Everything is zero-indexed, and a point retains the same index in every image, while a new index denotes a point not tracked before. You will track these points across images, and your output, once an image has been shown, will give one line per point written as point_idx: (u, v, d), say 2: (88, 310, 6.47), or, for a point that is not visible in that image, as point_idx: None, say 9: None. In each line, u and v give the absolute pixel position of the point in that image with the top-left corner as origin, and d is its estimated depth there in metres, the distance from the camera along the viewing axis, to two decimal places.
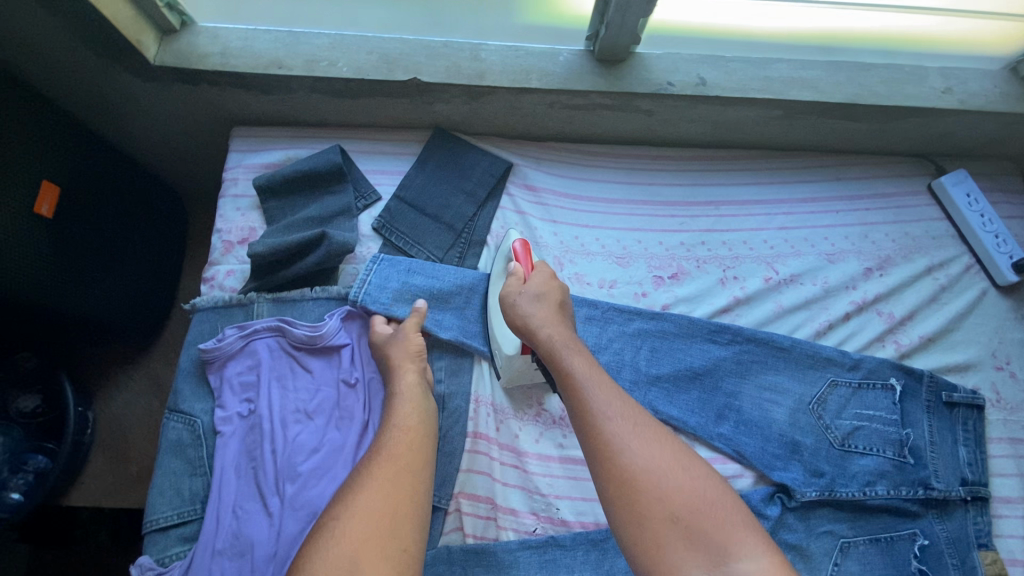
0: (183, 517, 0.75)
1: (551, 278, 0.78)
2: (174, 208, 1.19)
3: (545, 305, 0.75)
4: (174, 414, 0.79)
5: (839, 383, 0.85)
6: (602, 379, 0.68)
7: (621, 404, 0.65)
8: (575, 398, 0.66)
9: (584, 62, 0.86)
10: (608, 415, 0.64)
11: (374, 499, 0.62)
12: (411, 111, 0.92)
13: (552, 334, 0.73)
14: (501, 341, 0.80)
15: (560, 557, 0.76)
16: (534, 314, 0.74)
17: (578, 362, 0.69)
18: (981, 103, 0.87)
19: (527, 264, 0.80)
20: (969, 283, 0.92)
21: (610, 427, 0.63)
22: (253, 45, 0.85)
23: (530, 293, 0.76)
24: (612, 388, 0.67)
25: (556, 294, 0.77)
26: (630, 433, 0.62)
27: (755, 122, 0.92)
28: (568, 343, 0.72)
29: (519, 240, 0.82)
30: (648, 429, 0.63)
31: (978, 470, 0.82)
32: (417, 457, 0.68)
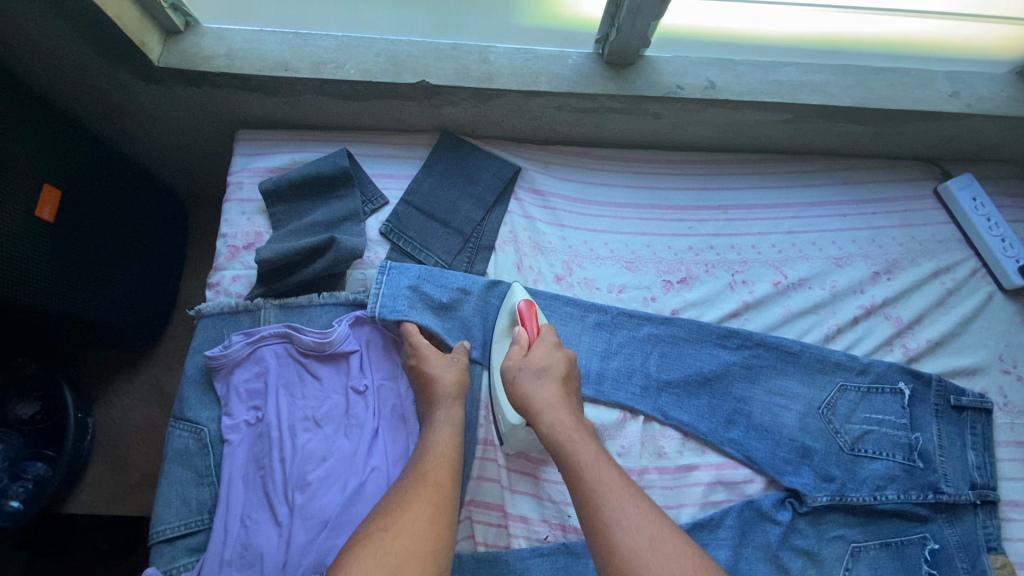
0: (191, 527, 0.74)
1: (557, 349, 0.77)
2: (176, 212, 1.17)
3: (551, 386, 0.73)
4: (180, 422, 0.78)
5: (849, 387, 0.85)
6: (612, 477, 0.65)
7: (634, 506, 0.62)
8: (585, 497, 0.64)
9: (594, 65, 0.85)
10: (622, 523, 0.61)
11: (421, 518, 0.62)
12: (418, 114, 0.91)
13: (558, 423, 0.70)
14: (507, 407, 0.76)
15: (571, 564, 0.76)
16: (539, 398, 0.72)
17: (588, 454, 0.67)
18: (988, 107, 0.87)
19: (532, 330, 0.77)
20: (975, 287, 0.92)
21: (625, 538, 0.60)
22: (259, 46, 0.84)
23: (532, 370, 0.74)
24: (625, 488, 0.64)
25: (562, 370, 0.75)
26: (645, 542, 0.59)
27: (764, 125, 0.92)
28: (574, 435, 0.69)
29: (524, 299, 0.79)
30: (665, 534, 0.60)
31: (987, 473, 0.82)
32: (453, 479, 0.68)
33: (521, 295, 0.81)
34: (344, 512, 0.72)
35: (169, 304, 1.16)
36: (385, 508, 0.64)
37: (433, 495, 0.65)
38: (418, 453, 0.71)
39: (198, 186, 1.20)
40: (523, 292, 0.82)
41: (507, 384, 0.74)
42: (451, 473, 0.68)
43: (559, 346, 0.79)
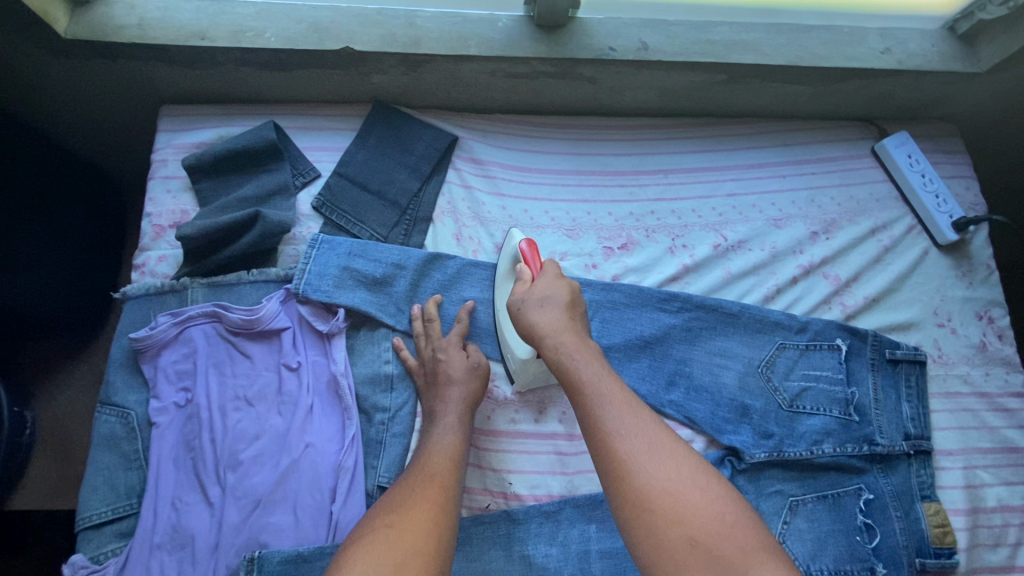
0: (118, 512, 0.72)
1: (559, 279, 0.74)
2: (107, 198, 1.10)
3: (554, 312, 0.70)
4: (106, 407, 0.76)
5: (787, 345, 0.85)
6: (613, 391, 0.63)
7: (633, 418, 0.60)
8: (585, 411, 0.62)
9: (524, 28, 0.83)
10: (619, 430, 0.59)
11: (427, 514, 0.60)
12: (348, 84, 0.88)
13: (562, 344, 0.67)
14: (515, 343, 0.78)
15: (513, 532, 0.76)
16: (541, 322, 0.70)
17: (590, 370, 0.65)
18: (920, 63, 0.87)
19: (534, 266, 0.76)
20: (912, 243, 0.93)
21: (622, 443, 0.58)
22: (173, 15, 0.80)
23: (535, 300, 0.72)
24: (626, 401, 0.62)
25: (565, 297, 0.72)
26: (645, 451, 0.58)
27: (700, 88, 0.91)
28: (577, 352, 0.67)
29: (525, 240, 0.79)
30: (664, 444, 0.59)
31: (920, 424, 0.84)
32: (455, 483, 0.66)
33: (520, 238, 0.81)
34: (276, 490, 0.72)
35: (106, 289, 1.10)
36: (390, 504, 0.62)
37: (437, 495, 0.63)
38: (419, 454, 0.70)
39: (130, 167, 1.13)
40: (523, 234, 0.82)
41: (514, 313, 0.73)
42: (452, 467, 0.67)
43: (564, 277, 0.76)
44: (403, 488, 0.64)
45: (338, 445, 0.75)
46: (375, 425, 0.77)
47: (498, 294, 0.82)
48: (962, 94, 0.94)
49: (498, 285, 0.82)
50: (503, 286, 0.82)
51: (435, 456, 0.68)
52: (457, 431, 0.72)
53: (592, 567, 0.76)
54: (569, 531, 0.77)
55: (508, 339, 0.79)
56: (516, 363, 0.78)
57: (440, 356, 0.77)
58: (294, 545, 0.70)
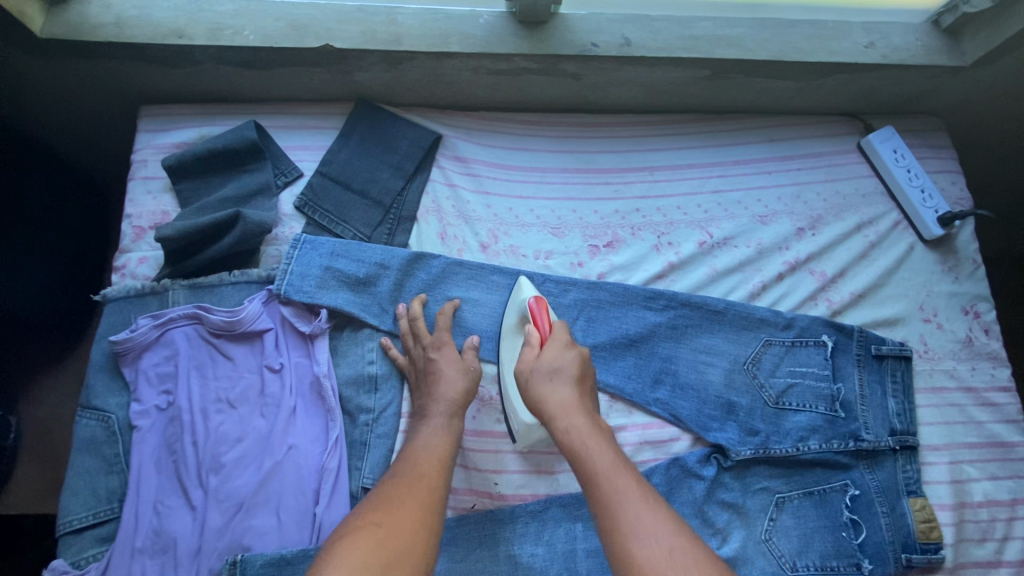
0: (100, 517, 0.71)
1: (569, 349, 0.73)
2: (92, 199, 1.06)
3: (564, 389, 0.70)
4: (87, 411, 0.75)
5: (773, 342, 0.85)
6: (627, 481, 0.62)
7: (650, 514, 0.59)
8: (599, 505, 0.61)
9: (506, 24, 0.82)
10: (635, 531, 0.58)
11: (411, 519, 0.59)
12: (330, 82, 0.87)
13: (573, 429, 0.67)
14: (518, 407, 0.75)
15: (498, 532, 0.76)
16: (552, 401, 0.69)
17: (604, 459, 0.64)
18: (904, 57, 0.87)
19: (544, 330, 0.75)
20: (898, 238, 0.93)
21: (639, 545, 0.57)
22: (150, 13, 0.79)
23: (545, 372, 0.71)
24: (641, 496, 0.61)
25: (575, 370, 0.72)
26: (664, 553, 0.56)
27: (685, 83, 0.90)
28: (590, 440, 0.66)
29: (534, 296, 0.77)
30: (683, 543, 0.57)
31: (906, 419, 0.84)
32: (442, 481, 0.66)
33: (530, 289, 0.81)
34: (259, 493, 0.71)
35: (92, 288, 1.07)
36: (377, 501, 0.61)
37: (424, 496, 0.62)
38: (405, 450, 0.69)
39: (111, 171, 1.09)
40: (531, 288, 0.81)
41: (522, 385, 0.72)
42: (439, 467, 0.67)
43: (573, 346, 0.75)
44: (389, 487, 0.63)
45: (321, 447, 0.75)
46: (359, 426, 0.77)
47: (504, 346, 0.80)
48: (947, 88, 0.94)
49: (505, 336, 0.80)
50: (507, 339, 0.80)
51: (420, 456, 0.68)
52: (444, 432, 0.71)
53: (579, 566, 0.76)
54: (554, 530, 0.77)
55: (511, 401, 0.77)
56: (519, 427, 0.75)
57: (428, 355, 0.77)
58: (277, 547, 0.69)
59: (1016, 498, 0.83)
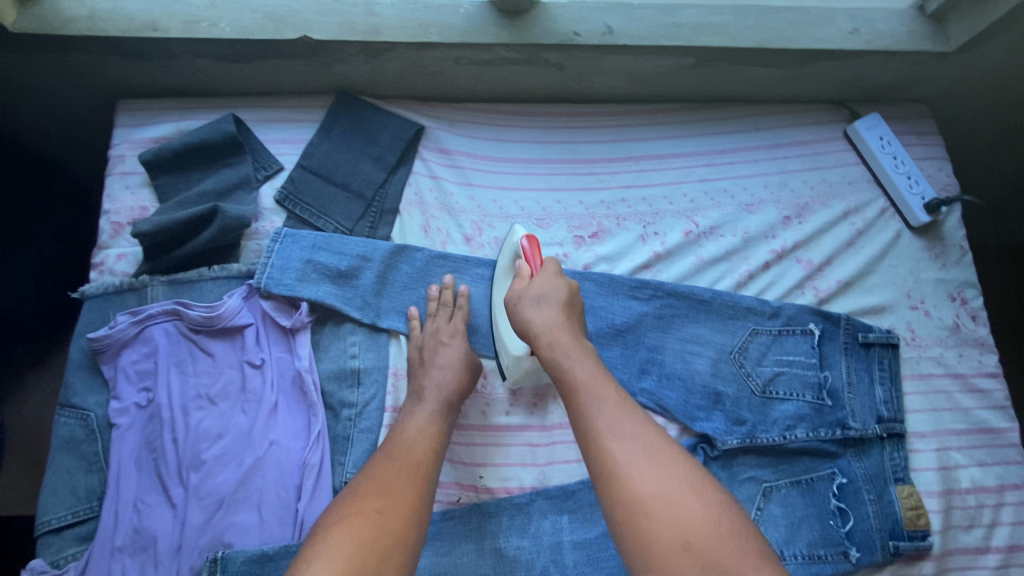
0: (79, 516, 0.71)
1: (558, 277, 0.73)
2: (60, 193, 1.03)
3: (548, 309, 0.69)
4: (65, 409, 0.74)
5: (760, 331, 0.85)
6: (607, 389, 0.63)
7: (629, 419, 0.60)
8: (578, 411, 0.62)
9: (487, 13, 0.81)
10: (612, 431, 0.59)
11: (394, 491, 0.62)
12: (310, 74, 0.86)
13: (556, 343, 0.67)
14: (507, 339, 0.76)
15: (484, 525, 0.75)
16: (536, 319, 0.69)
17: (584, 370, 0.64)
18: (888, 43, 0.86)
19: (534, 263, 0.75)
20: (885, 226, 0.92)
21: (615, 445, 0.58)
22: (124, 6, 0.78)
23: (531, 297, 0.71)
24: (620, 402, 0.62)
25: (562, 296, 0.71)
26: (640, 453, 0.57)
27: (669, 72, 0.90)
28: (571, 352, 0.66)
29: (525, 236, 0.77)
30: (660, 447, 0.58)
31: (893, 407, 0.83)
32: (432, 462, 0.67)
33: (523, 233, 0.79)
34: (240, 489, 0.70)
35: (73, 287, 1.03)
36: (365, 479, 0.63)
37: (411, 474, 0.64)
38: (392, 434, 0.70)
39: (87, 165, 1.05)
40: (523, 230, 0.80)
41: (510, 310, 0.72)
42: (427, 454, 0.67)
43: (563, 275, 0.75)
44: (375, 475, 0.63)
45: (304, 442, 0.74)
46: (342, 421, 0.76)
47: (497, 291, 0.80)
48: (933, 75, 0.94)
49: (497, 281, 0.81)
50: (502, 281, 0.80)
51: (413, 443, 0.68)
52: (433, 420, 0.71)
53: (565, 558, 0.75)
54: (541, 523, 0.76)
55: (503, 336, 0.77)
56: (508, 360, 0.76)
57: (429, 343, 0.77)
58: (259, 544, 0.69)
59: (1004, 484, 0.83)
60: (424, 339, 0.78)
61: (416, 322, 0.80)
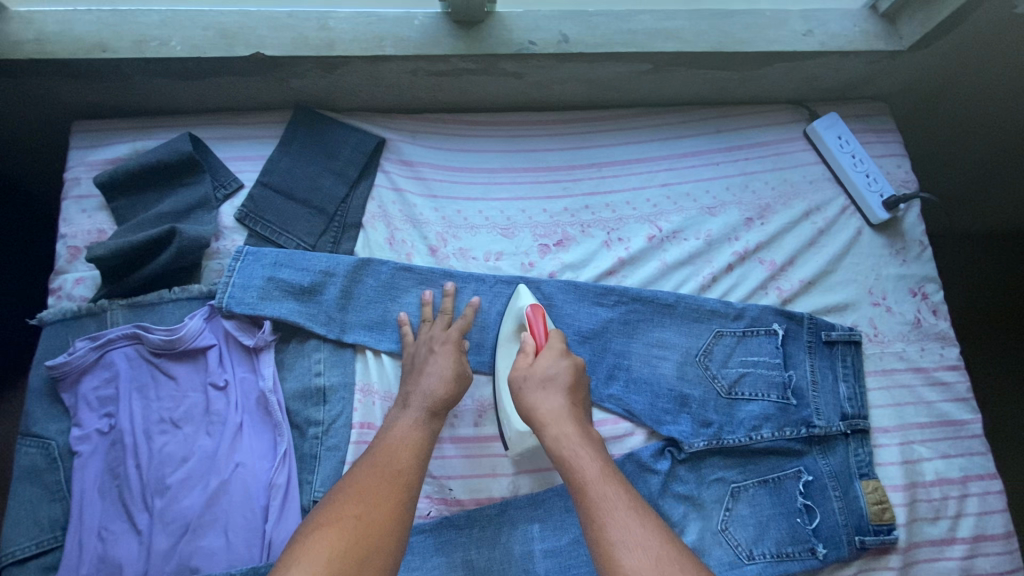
0: (43, 546, 0.70)
1: (562, 357, 0.73)
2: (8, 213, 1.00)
3: (555, 397, 0.70)
4: (26, 438, 0.73)
5: (724, 333, 0.86)
6: (617, 493, 0.62)
7: (641, 527, 0.59)
8: (589, 515, 0.61)
9: (442, 25, 0.81)
10: (626, 544, 0.58)
11: (370, 500, 0.61)
12: (267, 90, 0.86)
13: (564, 438, 0.67)
14: (512, 413, 0.76)
15: (455, 537, 0.76)
16: (542, 408, 0.69)
17: (593, 469, 0.64)
18: (841, 44, 0.87)
19: (539, 338, 0.76)
20: (846, 224, 0.93)
21: (629, 558, 0.56)
22: (73, 27, 0.77)
23: (537, 379, 0.71)
24: (631, 507, 0.61)
25: (567, 379, 0.72)
26: (655, 568, 0.56)
27: (627, 78, 0.90)
28: (579, 450, 0.66)
29: (531, 305, 0.78)
30: (675, 557, 0.57)
31: (857, 403, 0.85)
32: (416, 467, 0.66)
33: (529, 299, 0.81)
34: (205, 513, 0.70)
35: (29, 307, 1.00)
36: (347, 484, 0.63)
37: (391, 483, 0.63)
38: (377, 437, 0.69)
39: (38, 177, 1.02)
40: (529, 294, 0.82)
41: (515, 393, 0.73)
42: (411, 456, 0.66)
43: (568, 354, 0.75)
44: (356, 481, 0.63)
45: (270, 462, 0.74)
46: (309, 439, 0.75)
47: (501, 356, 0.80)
48: (889, 73, 0.95)
49: (501, 346, 0.80)
50: (506, 347, 0.80)
51: (395, 450, 0.66)
52: (419, 427, 0.69)
53: (537, 567, 0.76)
54: (511, 533, 0.77)
55: (506, 409, 0.77)
56: (513, 434, 0.76)
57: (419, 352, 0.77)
58: (226, 568, 0.68)
59: (968, 475, 0.84)
60: (417, 345, 0.78)
61: (406, 328, 0.79)
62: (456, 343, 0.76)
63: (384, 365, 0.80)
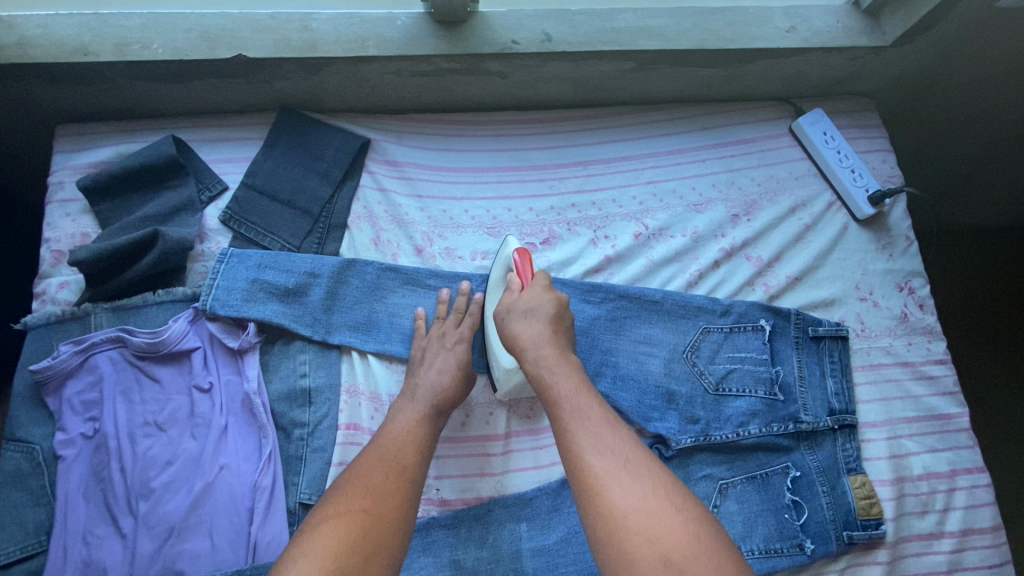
0: (27, 551, 0.69)
1: (547, 292, 0.73)
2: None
3: (537, 324, 0.70)
4: (10, 443, 0.73)
5: (711, 329, 0.86)
6: (591, 405, 0.63)
7: (611, 436, 0.61)
8: (562, 426, 0.63)
9: (424, 25, 0.81)
10: (594, 450, 0.60)
11: (375, 490, 0.62)
12: (251, 92, 0.86)
13: (542, 358, 0.67)
14: (500, 351, 0.77)
15: (442, 537, 0.76)
16: (523, 334, 0.69)
17: (568, 385, 0.65)
18: (825, 40, 0.87)
19: (526, 277, 0.76)
20: (832, 219, 0.93)
21: (597, 463, 0.59)
22: (54, 31, 0.76)
23: (520, 312, 0.71)
24: (603, 419, 0.62)
25: (550, 311, 0.71)
26: (622, 471, 0.58)
27: (612, 76, 0.90)
28: (557, 368, 0.67)
29: (518, 250, 0.78)
30: (641, 462, 0.59)
31: (844, 399, 0.85)
32: (420, 461, 0.67)
33: (515, 246, 0.80)
34: (190, 516, 0.70)
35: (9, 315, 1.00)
36: (352, 477, 0.63)
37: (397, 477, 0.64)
38: (380, 430, 0.69)
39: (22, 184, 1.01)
40: (517, 243, 0.81)
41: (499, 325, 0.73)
42: (415, 452, 0.67)
43: (554, 289, 0.75)
44: (360, 475, 0.63)
45: (255, 464, 0.74)
46: (294, 441, 0.75)
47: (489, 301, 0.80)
48: (873, 68, 0.95)
49: (491, 291, 0.81)
50: (495, 294, 0.81)
51: (400, 445, 0.67)
52: (423, 424, 0.70)
53: (524, 566, 0.75)
54: (499, 533, 0.77)
55: (494, 348, 0.78)
56: (501, 372, 0.77)
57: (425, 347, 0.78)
58: (211, 570, 0.68)
59: (956, 469, 0.84)
60: (427, 340, 0.78)
61: (421, 322, 0.80)
62: (464, 342, 0.77)
63: (370, 365, 0.80)
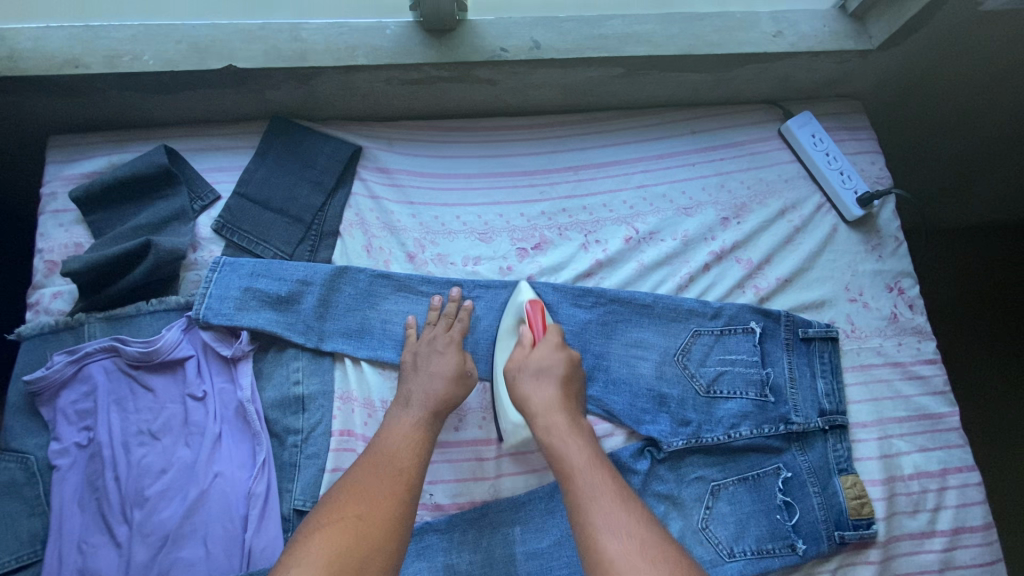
0: (22, 560, 0.70)
1: (559, 350, 0.76)
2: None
3: (548, 386, 0.73)
4: (4, 454, 0.73)
5: (702, 332, 0.86)
6: (603, 479, 0.65)
7: (623, 512, 0.62)
8: (574, 499, 0.64)
9: (413, 34, 0.81)
10: (607, 527, 0.61)
11: (371, 501, 0.62)
12: (243, 101, 0.86)
13: (553, 426, 0.70)
14: (506, 407, 0.78)
15: (436, 542, 0.76)
16: (535, 397, 0.72)
17: (580, 457, 0.68)
18: (811, 44, 0.88)
19: (538, 331, 0.78)
20: (821, 221, 0.94)
21: (610, 540, 0.60)
22: (45, 44, 0.77)
23: (532, 371, 0.74)
24: (615, 493, 0.64)
25: (561, 370, 0.75)
26: (635, 551, 0.59)
27: (601, 82, 0.91)
28: (569, 440, 0.69)
29: (531, 300, 0.80)
30: (653, 540, 0.60)
31: (835, 399, 0.85)
32: (417, 467, 0.67)
33: (529, 293, 0.82)
34: (185, 524, 0.70)
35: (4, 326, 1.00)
36: (348, 485, 0.64)
37: (393, 486, 0.64)
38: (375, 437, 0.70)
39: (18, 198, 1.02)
40: (530, 287, 0.83)
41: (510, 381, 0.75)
42: (411, 458, 0.67)
43: (565, 347, 0.78)
44: (356, 483, 0.64)
45: (249, 472, 0.74)
46: (288, 448, 0.76)
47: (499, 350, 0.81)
48: (860, 71, 0.96)
49: (500, 338, 0.82)
50: (504, 341, 0.81)
51: (396, 452, 0.67)
52: (417, 429, 0.70)
53: (518, 570, 0.76)
54: (493, 537, 0.77)
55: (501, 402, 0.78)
56: (508, 425, 0.77)
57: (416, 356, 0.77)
58: None
59: (946, 468, 0.85)
60: (418, 345, 0.78)
61: (412, 331, 0.80)
62: (456, 347, 0.78)
63: (363, 372, 0.81)
